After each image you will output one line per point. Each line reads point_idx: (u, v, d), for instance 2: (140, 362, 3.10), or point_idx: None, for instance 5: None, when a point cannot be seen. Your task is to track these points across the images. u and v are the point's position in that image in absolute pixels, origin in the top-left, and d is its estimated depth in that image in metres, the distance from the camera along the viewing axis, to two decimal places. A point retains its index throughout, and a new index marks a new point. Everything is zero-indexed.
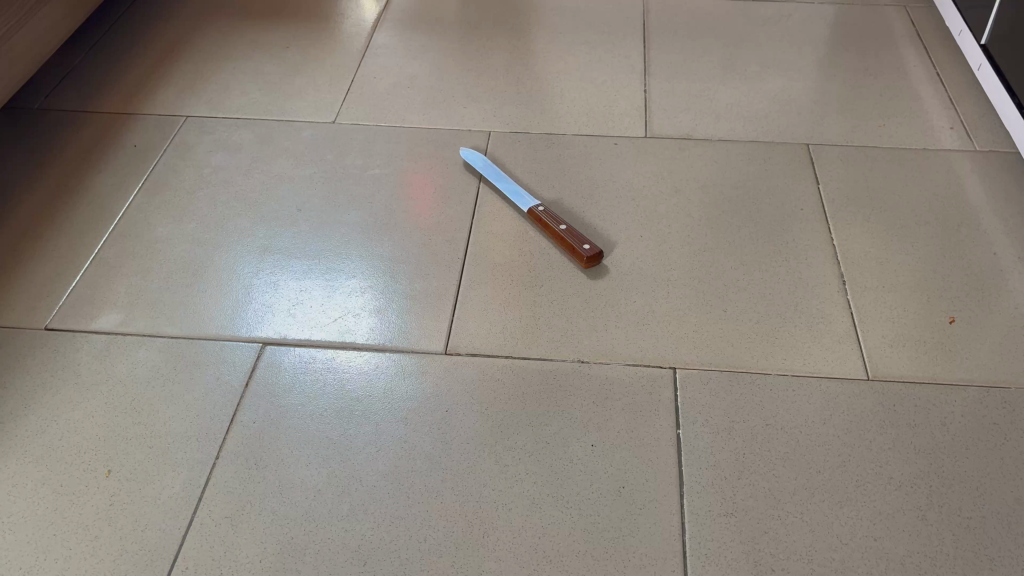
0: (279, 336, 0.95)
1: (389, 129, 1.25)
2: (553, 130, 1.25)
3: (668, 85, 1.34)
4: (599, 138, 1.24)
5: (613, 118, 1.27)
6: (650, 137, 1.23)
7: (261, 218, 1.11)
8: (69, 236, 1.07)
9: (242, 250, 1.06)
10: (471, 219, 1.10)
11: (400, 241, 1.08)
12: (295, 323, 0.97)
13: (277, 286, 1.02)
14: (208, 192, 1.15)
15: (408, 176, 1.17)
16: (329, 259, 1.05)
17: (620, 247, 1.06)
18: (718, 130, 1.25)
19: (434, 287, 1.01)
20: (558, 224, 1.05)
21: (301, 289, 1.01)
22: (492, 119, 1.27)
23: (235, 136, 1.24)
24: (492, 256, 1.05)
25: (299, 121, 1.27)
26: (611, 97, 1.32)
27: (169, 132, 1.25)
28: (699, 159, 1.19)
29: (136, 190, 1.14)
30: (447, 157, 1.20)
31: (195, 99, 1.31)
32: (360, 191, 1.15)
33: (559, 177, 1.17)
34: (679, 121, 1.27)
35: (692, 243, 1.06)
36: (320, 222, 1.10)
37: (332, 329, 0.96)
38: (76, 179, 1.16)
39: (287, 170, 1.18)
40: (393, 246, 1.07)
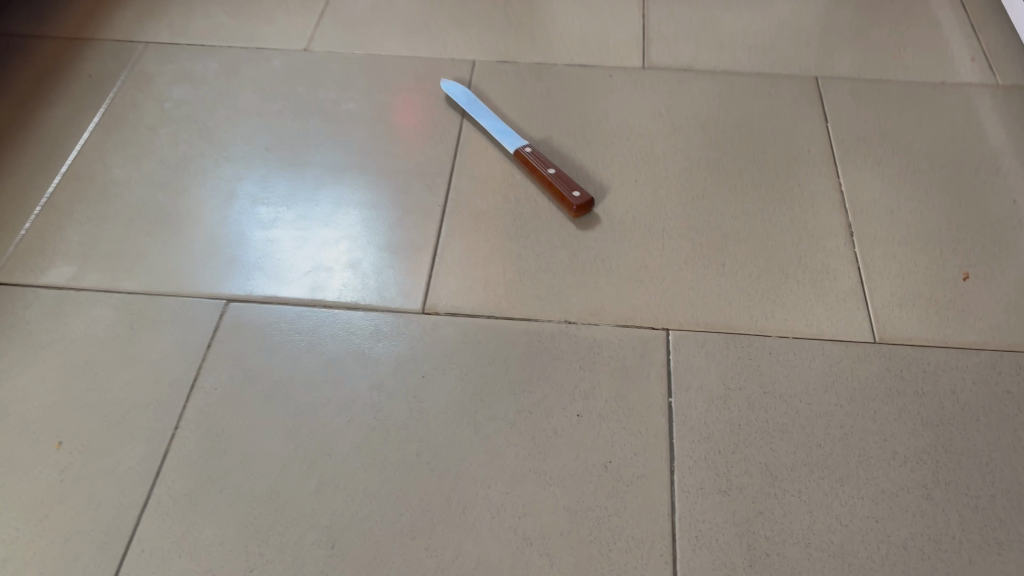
0: (244, 293, 0.89)
1: (365, 59, 1.16)
2: (543, 60, 1.16)
3: (668, 9, 1.24)
4: (591, 70, 1.15)
5: (608, 47, 1.18)
6: (647, 69, 1.15)
7: (226, 159, 1.03)
8: (19, 179, 1.00)
9: (205, 196, 0.99)
10: (453, 161, 1.03)
11: (376, 185, 1.00)
12: (262, 279, 0.90)
13: (243, 236, 0.95)
14: (169, 129, 1.06)
15: (385, 112, 1.09)
16: (299, 206, 0.98)
17: (612, 194, 0.99)
18: (720, 62, 1.16)
19: (412, 237, 0.94)
20: (545, 167, 0.98)
21: (270, 239, 0.94)
22: (477, 48, 1.18)
23: (200, 66, 1.15)
24: (474, 203, 0.98)
25: (268, 50, 1.18)
26: (606, 22, 1.22)
27: (127, 60, 1.15)
28: (699, 95, 1.11)
29: (92, 127, 1.06)
30: (427, 90, 1.12)
31: (156, 23, 1.21)
32: (334, 129, 1.07)
33: (548, 115, 1.08)
34: (679, 52, 1.17)
35: (690, 190, 0.99)
36: (289, 164, 1.03)
37: (303, 286, 0.89)
38: (27, 114, 1.07)
39: (255, 105, 1.10)
40: (368, 191, 0.99)
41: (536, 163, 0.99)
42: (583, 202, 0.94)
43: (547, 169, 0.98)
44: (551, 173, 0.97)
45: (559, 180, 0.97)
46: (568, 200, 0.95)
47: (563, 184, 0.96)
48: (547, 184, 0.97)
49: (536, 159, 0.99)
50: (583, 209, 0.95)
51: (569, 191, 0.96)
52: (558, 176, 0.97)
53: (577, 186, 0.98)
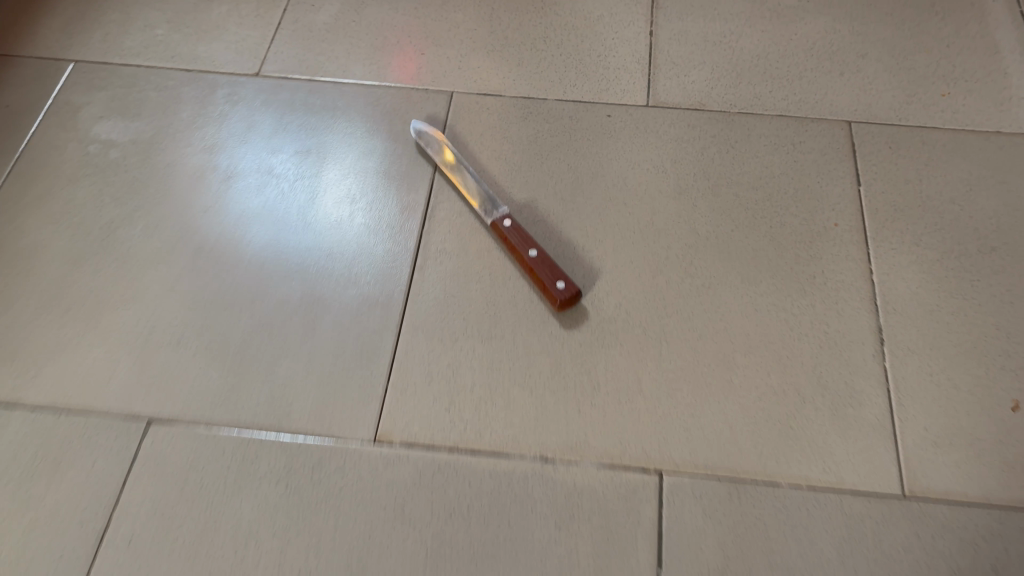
0: (186, 356, 0.80)
1: (327, 89, 1.00)
2: (531, 92, 1.00)
3: (679, 23, 1.07)
4: (587, 107, 0.99)
5: (607, 76, 1.02)
6: (652, 107, 0.99)
7: (158, 222, 0.89)
8: None
9: (151, 214, 0.90)
10: (421, 231, 0.88)
11: (344, 207, 0.90)
12: (212, 324, 0.82)
13: (194, 264, 0.86)
14: (95, 181, 0.92)
15: (349, 151, 0.95)
16: (241, 291, 0.84)
17: (604, 282, 0.85)
18: (737, 99, 0.99)
19: (368, 338, 0.81)
20: (528, 247, 0.84)
21: (224, 270, 0.86)
22: (455, 75, 1.02)
23: (134, 94, 0.99)
24: (442, 288, 0.84)
25: (214, 74, 1.02)
26: (606, 41, 1.05)
27: (50, 85, 1.00)
28: (711, 145, 0.95)
29: (5, 177, 0.92)
30: (396, 133, 0.96)
31: (87, 35, 1.05)
32: (285, 185, 0.92)
33: (534, 170, 0.94)
34: (690, 83, 1.01)
35: (694, 277, 0.85)
36: (231, 232, 0.89)
37: (256, 335, 0.82)
38: None
39: (196, 150, 0.95)
40: (335, 213, 0.90)
41: (517, 240, 0.85)
42: (569, 295, 0.80)
43: (530, 248, 0.84)
44: (534, 254, 0.83)
45: (543, 263, 0.83)
46: (551, 289, 0.81)
47: (547, 270, 0.82)
48: (528, 267, 0.83)
49: (517, 235, 0.85)
50: (569, 303, 0.81)
51: (552, 278, 0.82)
52: (542, 259, 0.83)
53: (563, 271, 0.84)
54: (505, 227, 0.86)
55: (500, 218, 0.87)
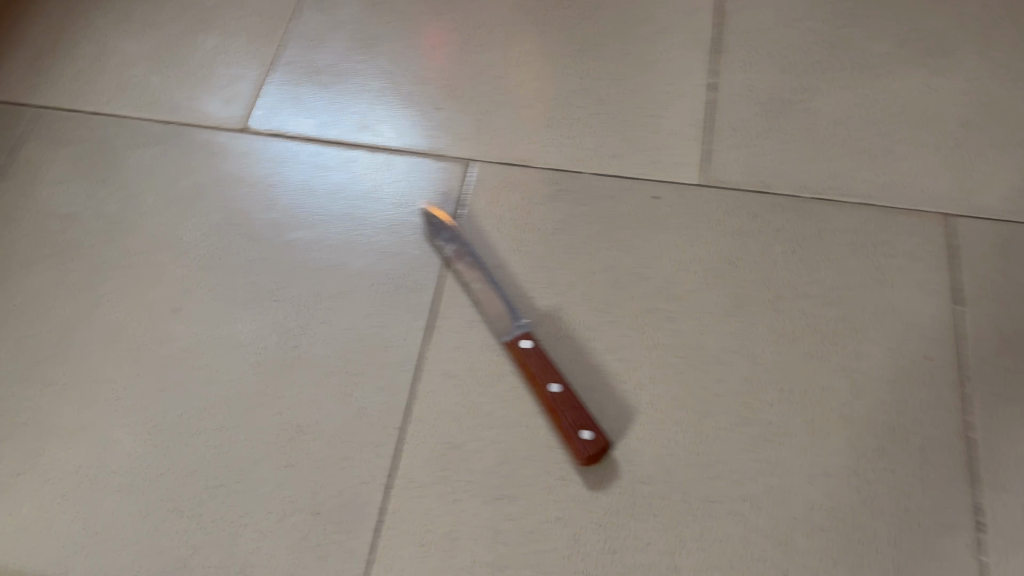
0: (175, 427, 0.72)
1: (325, 150, 0.86)
2: (563, 163, 0.85)
3: (745, 75, 0.90)
4: (629, 185, 0.83)
5: (655, 143, 0.86)
6: (707, 188, 0.83)
7: (117, 321, 0.76)
8: None
9: (159, 214, 0.82)
10: (422, 348, 0.74)
11: (372, 211, 0.82)
12: (218, 350, 0.75)
13: (205, 271, 0.79)
14: (48, 266, 0.79)
15: (357, 200, 0.82)
16: (208, 421, 0.72)
17: (638, 427, 0.70)
18: (811, 179, 0.83)
19: (353, 492, 0.68)
20: (550, 377, 0.69)
21: (238, 276, 0.79)
22: (475, 136, 0.86)
23: (103, 151, 0.86)
24: (445, 428, 0.71)
25: (195, 127, 0.88)
26: (656, 97, 0.89)
27: (7, 139, 0.87)
28: (777, 242, 0.79)
29: None
30: (401, 211, 0.82)
31: (55, 73, 0.91)
32: (268, 274, 0.79)
33: (562, 266, 0.78)
34: (754, 156, 0.84)
35: (749, 425, 0.70)
36: (201, 340, 0.75)
37: (268, 365, 0.74)
38: None
39: (168, 225, 0.81)
40: (362, 217, 0.81)
41: (537, 367, 0.70)
42: (596, 450, 0.66)
43: (552, 380, 0.69)
44: (556, 388, 0.69)
45: (566, 401, 0.68)
46: (574, 438, 0.67)
47: (572, 411, 0.68)
48: (548, 403, 0.69)
49: (537, 360, 0.70)
50: (594, 458, 0.66)
51: (576, 424, 0.67)
52: (566, 396, 0.68)
53: (589, 413, 0.69)
54: (524, 348, 0.71)
55: (517, 335, 0.72)
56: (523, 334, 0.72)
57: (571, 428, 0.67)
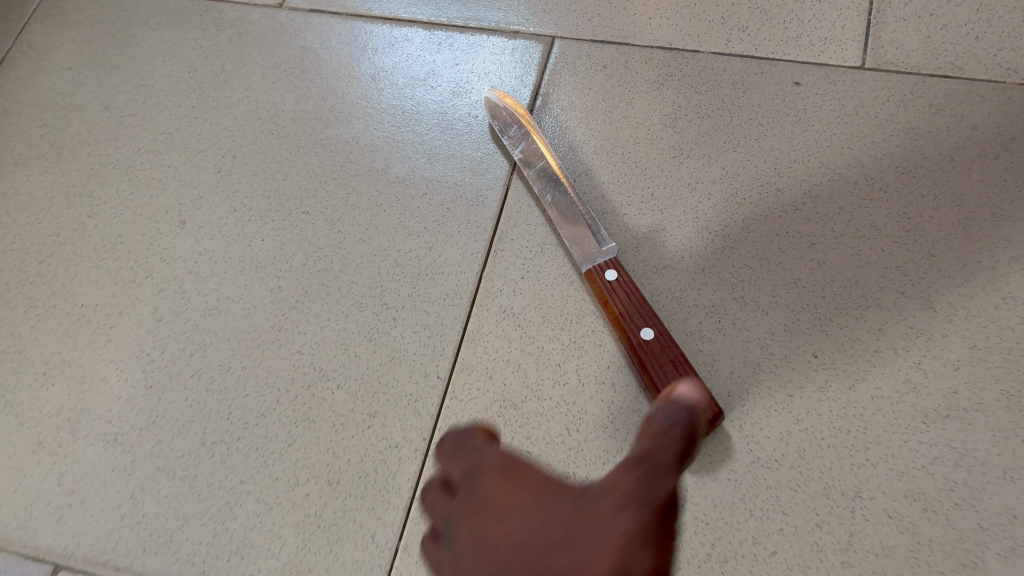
0: (173, 364, 0.58)
1: (377, 28, 0.69)
2: (675, 41, 0.65)
3: None
4: (763, 68, 0.63)
5: (800, 14, 0.65)
6: (869, 72, 0.61)
7: (117, 236, 0.63)
8: None
9: (176, 106, 0.68)
10: (481, 279, 0.58)
11: (427, 104, 0.65)
12: (233, 272, 0.60)
13: (225, 174, 0.64)
14: (46, 167, 0.66)
15: (412, 92, 0.66)
16: (212, 359, 0.58)
17: (761, 392, 0.52)
18: (1020, 58, 0.60)
19: (379, 458, 0.53)
20: (642, 320, 0.51)
21: (262, 181, 0.64)
22: (562, 9, 0.68)
23: (119, 33, 0.72)
24: (502, 381, 0.54)
25: (225, 3, 0.72)
26: None
27: (15, 20, 0.74)
28: (968, 144, 0.58)
29: None
30: (464, 107, 0.65)
31: None
32: (297, 180, 0.63)
33: (666, 175, 0.60)
34: (938, 30, 0.62)
35: (920, 396, 0.50)
36: (211, 259, 0.61)
37: (291, 290, 0.59)
38: None
39: (184, 120, 0.67)
40: (416, 111, 0.65)
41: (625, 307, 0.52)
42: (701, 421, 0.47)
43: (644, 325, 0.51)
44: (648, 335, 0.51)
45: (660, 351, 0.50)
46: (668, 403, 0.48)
47: (667, 365, 0.49)
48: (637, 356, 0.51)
49: (626, 297, 0.52)
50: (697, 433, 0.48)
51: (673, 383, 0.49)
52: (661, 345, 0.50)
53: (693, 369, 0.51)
54: (608, 283, 0.53)
55: (602, 263, 0.54)
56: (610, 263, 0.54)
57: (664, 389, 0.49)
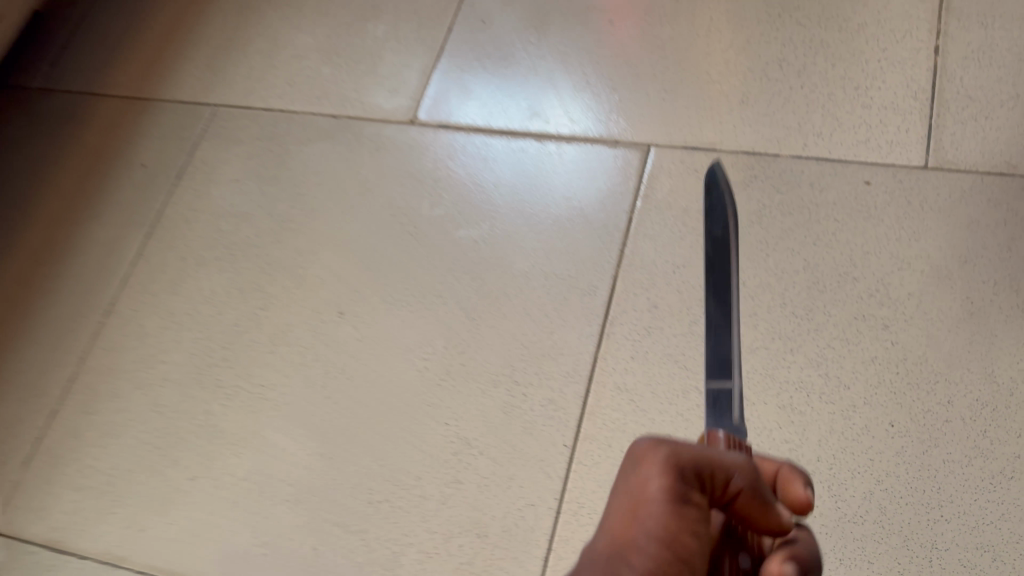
0: (342, 434, 0.69)
1: (497, 140, 0.81)
2: (757, 146, 0.75)
3: (982, 33, 0.75)
4: (836, 170, 0.72)
5: (868, 120, 0.74)
6: (932, 170, 0.70)
7: (285, 325, 0.75)
8: (44, 350, 0.79)
9: (327, 211, 0.80)
10: (598, 358, 0.68)
11: (543, 206, 0.76)
12: (386, 357, 0.72)
13: (374, 271, 0.76)
14: (223, 266, 0.79)
15: (529, 195, 0.77)
16: (373, 430, 0.69)
17: (847, 456, 0.61)
18: None
19: (520, 515, 0.63)
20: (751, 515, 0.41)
21: (407, 276, 0.75)
22: (657, 119, 0.78)
23: (276, 148, 0.85)
24: (621, 447, 0.64)
25: (363, 119, 0.85)
26: (869, 64, 0.77)
27: (188, 139, 0.88)
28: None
29: (133, 259, 0.82)
30: (575, 208, 0.75)
31: (232, 71, 0.91)
32: (435, 275, 0.75)
33: (755, 265, 0.69)
34: (993, 131, 0.71)
35: (988, 459, 0.59)
36: (367, 344, 0.73)
37: (435, 372, 0.70)
38: (66, 233, 0.85)
39: (336, 224, 0.79)
40: (534, 212, 0.76)
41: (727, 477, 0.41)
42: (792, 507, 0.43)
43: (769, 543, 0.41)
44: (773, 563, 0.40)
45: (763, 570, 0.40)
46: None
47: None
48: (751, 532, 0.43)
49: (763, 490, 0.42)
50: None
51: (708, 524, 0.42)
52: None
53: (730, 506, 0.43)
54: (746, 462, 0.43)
55: (791, 476, 0.43)
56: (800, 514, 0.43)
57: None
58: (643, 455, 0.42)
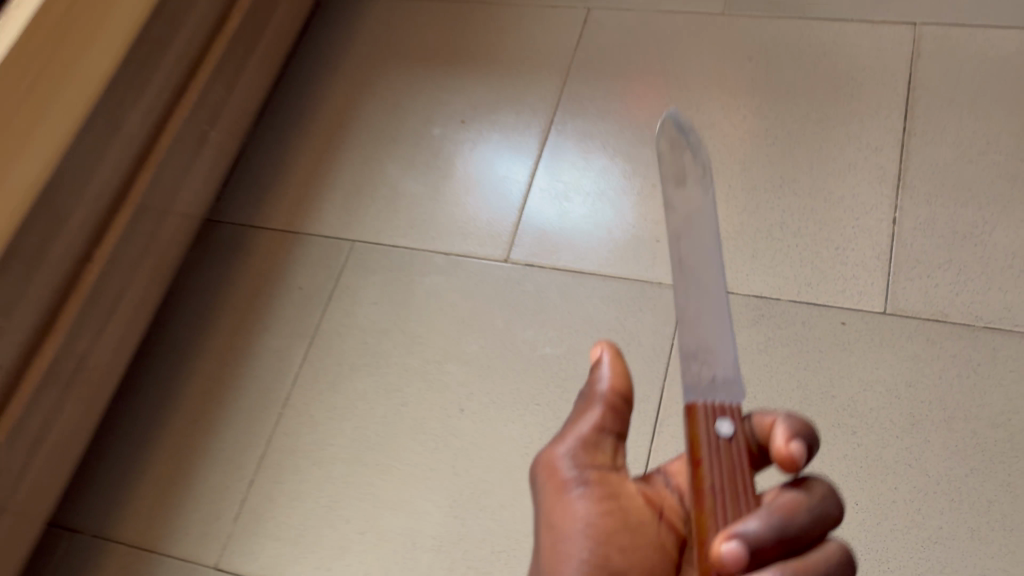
0: (468, 501, 0.97)
1: (571, 277, 1.09)
2: (764, 291, 1.03)
3: (927, 210, 1.04)
4: (821, 312, 1.00)
5: (845, 274, 1.02)
6: (889, 316, 0.99)
7: (421, 418, 1.03)
8: (239, 432, 1.07)
9: (447, 331, 1.09)
10: (653, 445, 0.95)
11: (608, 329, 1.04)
12: (498, 444, 1.00)
13: (486, 379, 1.04)
14: (370, 372, 1.08)
15: (598, 321, 1.05)
16: (491, 499, 0.97)
17: None
18: (984, 308, 0.97)
19: None
20: (739, 490, 0.52)
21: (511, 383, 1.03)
22: None
23: (404, 279, 1.14)
24: None
25: (471, 258, 1.13)
26: (846, 230, 1.05)
27: (333, 267, 1.16)
28: (951, 367, 0.94)
29: (300, 363, 1.10)
30: (631, 331, 1.03)
31: (365, 213, 1.20)
32: (530, 382, 1.03)
33: (762, 383, 0.97)
34: (933, 287, 0.99)
35: (921, 529, 0.87)
36: (482, 434, 1.01)
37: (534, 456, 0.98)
38: (245, 340, 1.13)
39: (454, 340, 1.08)
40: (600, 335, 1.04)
41: (596, 425, 0.61)
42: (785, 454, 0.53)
43: (751, 506, 0.52)
44: (739, 522, 0.50)
45: (735, 519, 0.51)
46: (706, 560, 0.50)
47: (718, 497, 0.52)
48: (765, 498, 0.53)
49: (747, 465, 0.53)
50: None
51: (622, 434, 0.62)
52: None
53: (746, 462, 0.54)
54: (733, 424, 0.53)
55: (783, 430, 0.53)
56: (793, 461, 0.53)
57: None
58: (548, 458, 0.61)
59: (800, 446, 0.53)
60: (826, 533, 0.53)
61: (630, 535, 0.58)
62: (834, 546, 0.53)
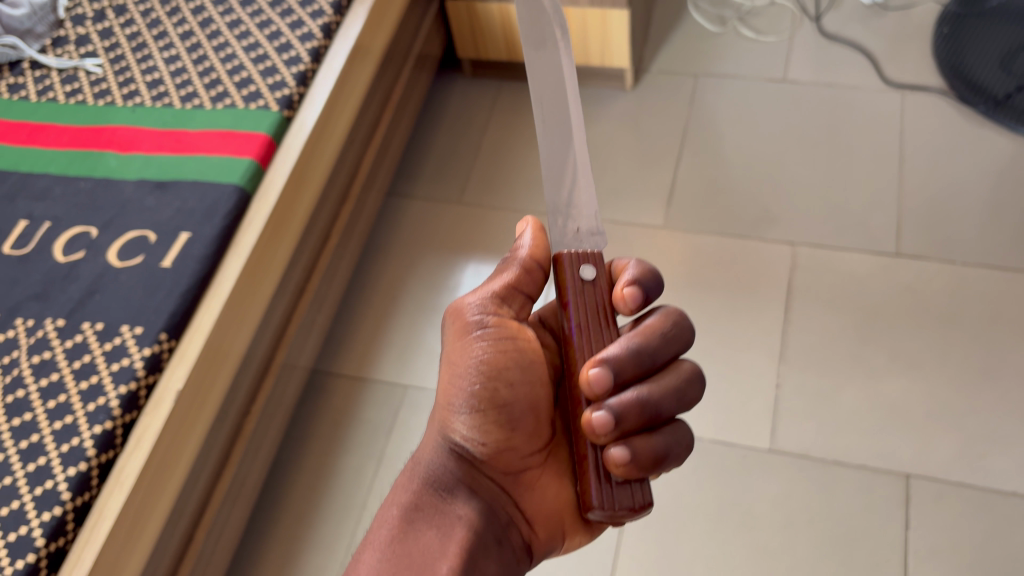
0: None
1: None
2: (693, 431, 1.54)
3: (799, 378, 1.57)
4: (730, 447, 1.52)
5: (746, 420, 1.54)
6: (774, 451, 1.50)
7: None
8: (332, 525, 1.52)
9: None
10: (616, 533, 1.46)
11: None
12: None
13: None
14: None
15: None
16: None
17: None
18: (833, 446, 1.49)
19: None
20: (597, 316, 0.87)
21: None
22: None
23: None
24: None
25: None
26: (747, 389, 1.57)
27: (393, 404, 1.64)
28: (811, 485, 1.46)
29: (372, 475, 1.56)
30: None
31: (414, 364, 1.68)
32: None
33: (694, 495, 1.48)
34: (802, 431, 1.51)
35: None
36: None
37: None
38: (334, 458, 1.59)
39: None
40: None
41: (510, 282, 0.93)
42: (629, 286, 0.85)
43: (611, 335, 0.87)
44: (607, 349, 0.82)
45: (601, 342, 0.86)
46: (578, 365, 0.85)
47: (588, 325, 0.86)
48: (621, 313, 0.87)
49: (602, 298, 0.87)
50: (592, 398, 0.81)
51: (525, 294, 0.95)
52: (615, 407, 0.79)
53: (607, 299, 0.88)
54: (595, 269, 0.88)
55: (628, 277, 0.85)
56: (635, 290, 0.85)
57: (644, 392, 0.81)
58: (462, 312, 0.93)
59: (638, 286, 0.85)
60: (679, 355, 0.86)
61: (513, 370, 0.88)
62: (685, 368, 0.86)
